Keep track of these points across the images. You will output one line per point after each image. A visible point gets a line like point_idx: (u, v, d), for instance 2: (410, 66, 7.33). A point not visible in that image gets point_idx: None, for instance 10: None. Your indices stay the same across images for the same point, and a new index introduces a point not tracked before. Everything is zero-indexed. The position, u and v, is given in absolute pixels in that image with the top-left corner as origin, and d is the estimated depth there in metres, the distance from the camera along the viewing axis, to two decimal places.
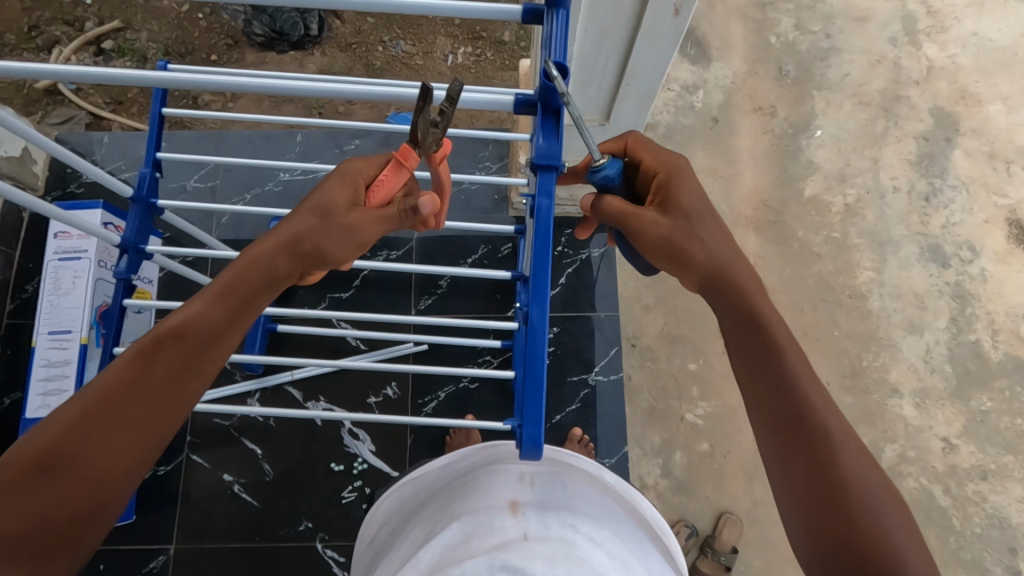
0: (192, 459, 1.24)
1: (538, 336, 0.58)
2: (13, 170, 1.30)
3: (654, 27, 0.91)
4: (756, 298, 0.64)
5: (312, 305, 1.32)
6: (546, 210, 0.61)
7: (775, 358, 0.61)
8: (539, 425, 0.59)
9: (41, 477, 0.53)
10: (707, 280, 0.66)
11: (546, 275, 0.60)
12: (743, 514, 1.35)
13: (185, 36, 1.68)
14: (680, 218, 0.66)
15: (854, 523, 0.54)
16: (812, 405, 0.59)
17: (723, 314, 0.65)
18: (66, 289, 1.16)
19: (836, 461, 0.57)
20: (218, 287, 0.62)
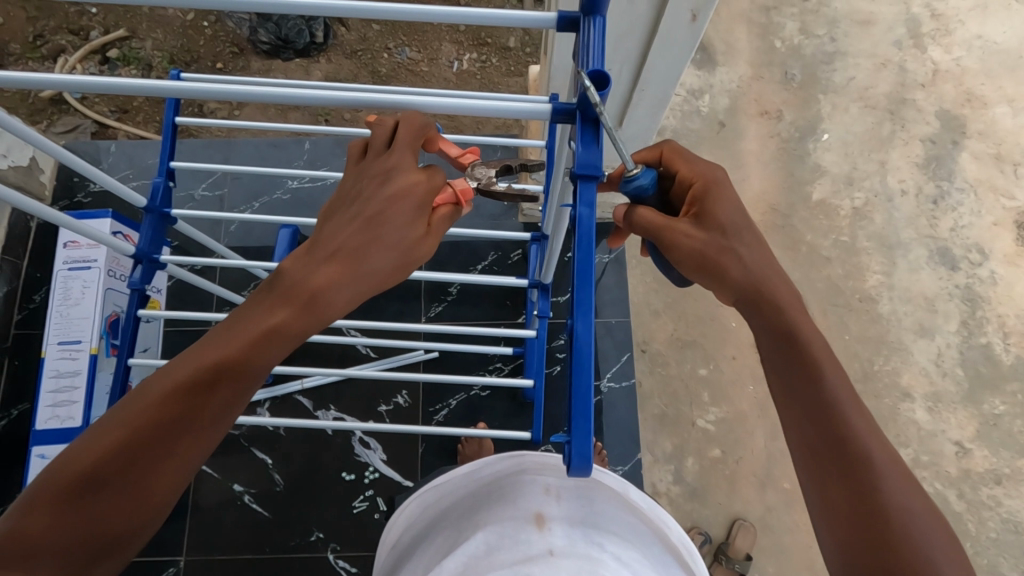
0: (202, 469, 1.23)
1: (582, 348, 0.54)
2: (21, 180, 1.29)
3: (669, 33, 0.90)
4: (795, 317, 0.61)
5: (322, 313, 1.32)
6: (587, 221, 0.56)
7: (815, 377, 0.58)
8: (589, 441, 0.53)
9: (86, 498, 0.51)
10: (742, 296, 0.63)
11: (589, 284, 0.55)
12: (756, 521, 1.33)
13: (190, 44, 1.68)
14: (714, 231, 0.63)
15: (897, 557, 0.51)
16: (854, 429, 0.56)
17: (759, 331, 0.63)
18: (76, 299, 1.15)
19: (880, 490, 0.54)
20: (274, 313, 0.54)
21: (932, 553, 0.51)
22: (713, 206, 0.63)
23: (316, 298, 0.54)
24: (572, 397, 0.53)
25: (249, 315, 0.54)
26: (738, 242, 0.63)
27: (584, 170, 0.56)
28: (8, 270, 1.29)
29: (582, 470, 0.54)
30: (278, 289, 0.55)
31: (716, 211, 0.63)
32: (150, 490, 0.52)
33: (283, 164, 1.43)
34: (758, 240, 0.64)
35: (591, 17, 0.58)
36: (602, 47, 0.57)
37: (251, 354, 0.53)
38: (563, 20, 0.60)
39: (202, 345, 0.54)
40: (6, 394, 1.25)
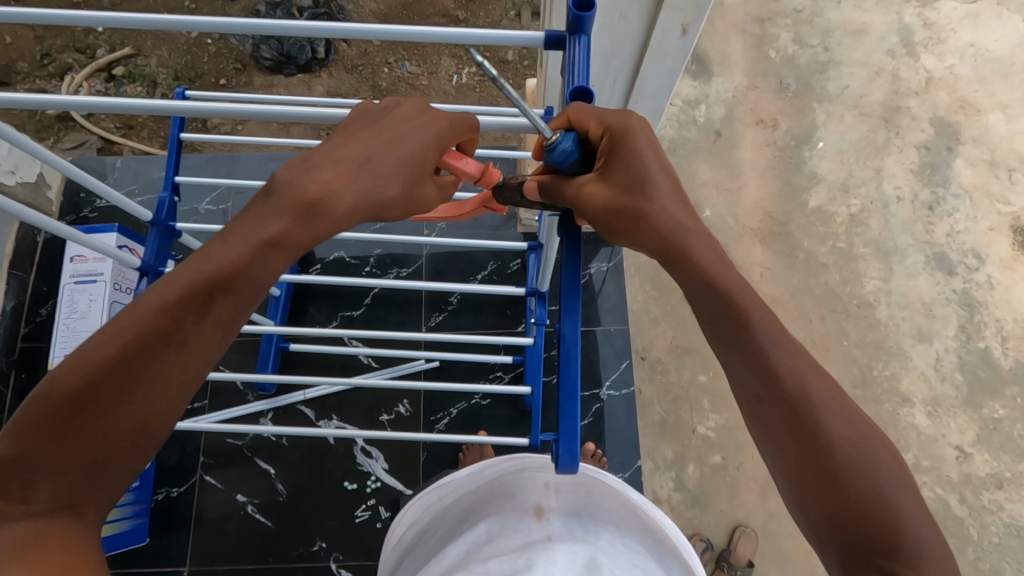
0: (206, 479, 1.24)
1: (570, 349, 0.57)
2: (28, 196, 1.32)
3: (661, 46, 0.93)
4: (714, 260, 0.57)
5: (324, 324, 1.33)
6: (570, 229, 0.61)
7: (750, 338, 0.54)
8: (576, 440, 0.55)
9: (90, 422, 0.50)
10: (659, 246, 0.58)
11: (578, 289, 0.57)
12: (758, 527, 1.34)
13: (194, 61, 1.71)
14: (618, 184, 0.57)
15: (850, 495, 0.49)
16: (786, 372, 0.53)
17: (688, 289, 0.58)
18: (82, 312, 1.17)
19: (822, 425, 0.51)
20: (273, 222, 0.53)
21: (893, 500, 0.49)
22: (614, 159, 0.57)
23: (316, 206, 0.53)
24: (561, 395, 0.55)
25: (238, 228, 0.53)
26: (650, 190, 0.56)
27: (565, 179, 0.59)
28: (16, 285, 1.31)
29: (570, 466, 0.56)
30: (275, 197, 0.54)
31: (617, 164, 0.57)
32: (149, 411, 0.51)
33: None
34: (674, 184, 0.57)
35: (577, 37, 0.60)
36: (587, 66, 0.60)
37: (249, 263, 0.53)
38: (551, 40, 0.62)
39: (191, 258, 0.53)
40: (13, 407, 1.26)
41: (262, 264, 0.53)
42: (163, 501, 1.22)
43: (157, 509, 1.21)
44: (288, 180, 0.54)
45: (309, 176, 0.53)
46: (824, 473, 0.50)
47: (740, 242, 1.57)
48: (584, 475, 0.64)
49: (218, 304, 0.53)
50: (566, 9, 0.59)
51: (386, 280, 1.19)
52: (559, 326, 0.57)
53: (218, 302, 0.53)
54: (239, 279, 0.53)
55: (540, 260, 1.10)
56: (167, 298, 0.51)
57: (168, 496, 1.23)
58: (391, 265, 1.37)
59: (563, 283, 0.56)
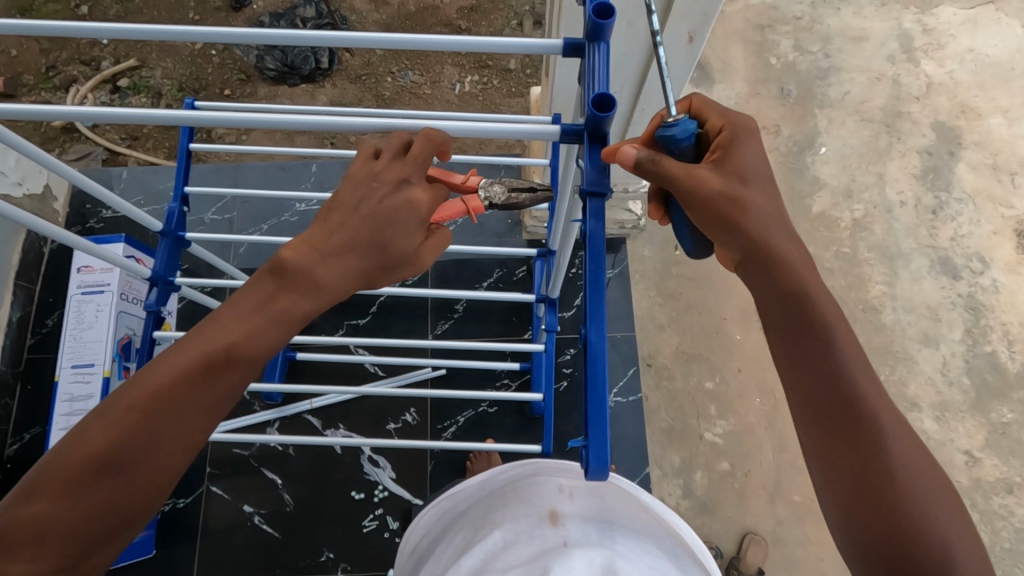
0: (212, 490, 1.23)
1: (596, 356, 0.55)
2: (35, 207, 1.32)
3: (667, 54, 0.93)
4: (805, 276, 0.58)
5: (330, 333, 1.33)
6: (596, 236, 0.58)
7: (831, 353, 0.57)
8: (606, 445, 0.53)
9: (104, 476, 0.50)
10: (749, 253, 0.59)
11: (601, 294, 0.56)
12: (768, 534, 1.33)
13: (198, 72, 1.72)
14: (733, 179, 0.59)
15: (902, 519, 0.52)
16: (864, 397, 0.55)
17: (766, 297, 0.60)
18: (89, 323, 1.17)
19: (888, 451, 0.54)
20: (281, 299, 0.54)
21: (944, 532, 0.52)
22: (731, 154, 0.60)
23: (320, 283, 0.55)
24: (589, 401, 0.54)
25: (247, 300, 0.54)
26: (755, 188, 0.59)
27: (593, 188, 0.58)
28: (22, 296, 1.31)
29: (600, 474, 0.55)
30: (286, 277, 0.54)
31: (734, 160, 0.59)
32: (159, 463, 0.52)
33: (291, 187, 1.45)
34: (773, 190, 0.60)
35: (596, 45, 0.60)
36: (605, 73, 0.60)
37: (257, 336, 0.53)
38: (568, 47, 0.62)
39: (204, 326, 0.53)
40: (19, 419, 1.26)
41: (270, 337, 0.54)
42: (169, 512, 1.21)
43: (164, 520, 1.20)
44: (294, 260, 0.54)
45: (315, 258, 0.55)
46: (881, 495, 0.53)
47: None
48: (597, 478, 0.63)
49: (230, 370, 0.53)
50: (585, 16, 0.58)
51: (392, 289, 1.19)
52: (585, 332, 0.56)
53: (226, 369, 0.53)
54: (248, 353, 0.53)
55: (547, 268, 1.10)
56: (175, 368, 0.52)
57: (175, 507, 1.22)
58: None
59: (587, 290, 0.56)
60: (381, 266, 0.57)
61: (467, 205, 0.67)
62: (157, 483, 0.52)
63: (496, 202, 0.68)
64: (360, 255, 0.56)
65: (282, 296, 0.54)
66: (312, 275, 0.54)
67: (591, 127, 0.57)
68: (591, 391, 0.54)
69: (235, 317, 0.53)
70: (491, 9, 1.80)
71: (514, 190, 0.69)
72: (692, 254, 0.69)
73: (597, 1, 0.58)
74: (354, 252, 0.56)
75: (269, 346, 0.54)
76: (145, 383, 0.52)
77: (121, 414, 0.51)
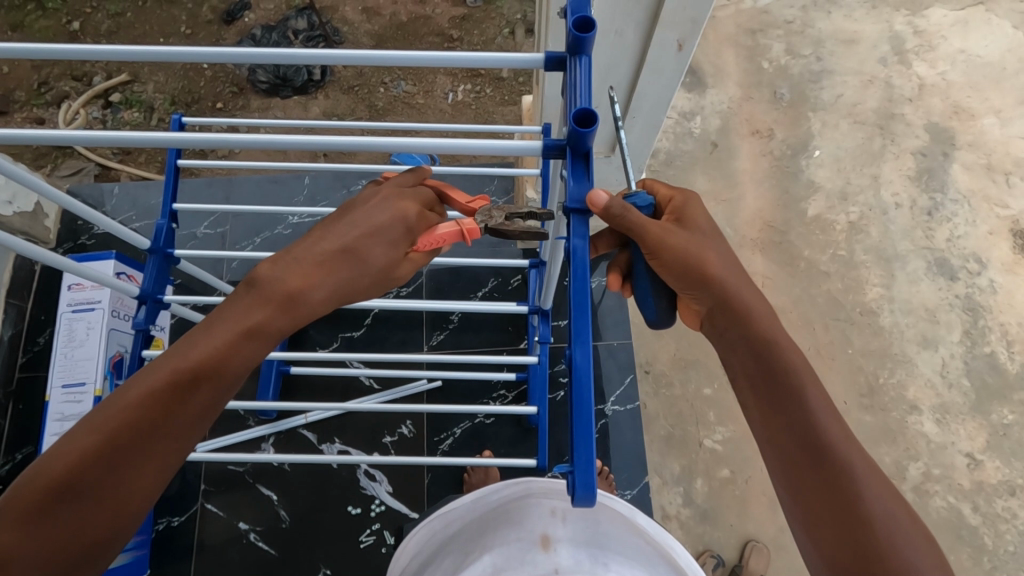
0: (207, 507, 1.22)
1: (582, 376, 0.54)
2: (26, 225, 1.31)
3: (657, 62, 0.93)
4: (772, 329, 0.66)
5: (324, 346, 1.32)
6: (581, 252, 0.57)
7: (800, 402, 0.63)
8: (592, 470, 0.52)
9: (69, 500, 0.50)
10: (721, 308, 0.67)
11: (586, 312, 0.55)
12: (770, 542, 1.31)
13: (190, 86, 1.72)
14: (694, 233, 0.68)
15: (882, 560, 0.56)
16: (834, 442, 0.61)
17: (741, 350, 0.67)
18: (80, 341, 1.16)
19: (862, 495, 0.59)
20: (255, 313, 0.53)
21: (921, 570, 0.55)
22: (689, 213, 0.70)
23: (296, 297, 0.53)
24: (574, 426, 0.53)
25: (221, 314, 0.53)
26: (711, 246, 0.68)
27: (577, 204, 0.57)
28: (13, 314, 1.30)
29: (587, 500, 0.53)
30: (261, 289, 0.53)
31: (692, 219, 0.69)
32: (129, 487, 0.52)
33: (284, 200, 1.45)
34: (727, 246, 0.69)
35: (578, 58, 0.58)
36: (588, 86, 0.58)
37: (230, 354, 0.52)
38: (551, 61, 0.61)
39: (178, 344, 0.52)
40: (10, 439, 1.24)
41: (244, 354, 0.53)
42: (164, 531, 1.20)
43: (158, 540, 1.19)
44: (270, 273, 0.54)
45: (290, 270, 0.54)
46: (859, 537, 0.58)
47: (740, 252, 1.57)
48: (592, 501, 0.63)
49: (203, 390, 0.52)
50: (566, 30, 0.58)
51: (385, 301, 1.18)
52: (570, 351, 0.55)
53: (198, 389, 0.52)
54: (219, 370, 0.52)
55: (541, 278, 1.10)
56: (142, 389, 0.51)
57: (169, 525, 1.20)
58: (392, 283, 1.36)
59: (572, 307, 0.55)
60: (361, 279, 0.56)
61: (461, 225, 0.61)
62: (124, 508, 0.51)
63: (489, 225, 0.66)
64: (338, 269, 0.55)
65: (256, 310, 0.53)
66: (287, 288, 0.53)
67: (573, 144, 0.55)
68: (577, 414, 0.53)
69: (206, 333, 0.52)
70: (483, 18, 1.80)
71: (511, 217, 0.67)
72: (655, 321, 0.74)
73: (578, 15, 0.57)
74: (331, 265, 0.55)
75: (243, 363, 0.53)
76: (113, 403, 0.51)
77: (85, 437, 0.50)
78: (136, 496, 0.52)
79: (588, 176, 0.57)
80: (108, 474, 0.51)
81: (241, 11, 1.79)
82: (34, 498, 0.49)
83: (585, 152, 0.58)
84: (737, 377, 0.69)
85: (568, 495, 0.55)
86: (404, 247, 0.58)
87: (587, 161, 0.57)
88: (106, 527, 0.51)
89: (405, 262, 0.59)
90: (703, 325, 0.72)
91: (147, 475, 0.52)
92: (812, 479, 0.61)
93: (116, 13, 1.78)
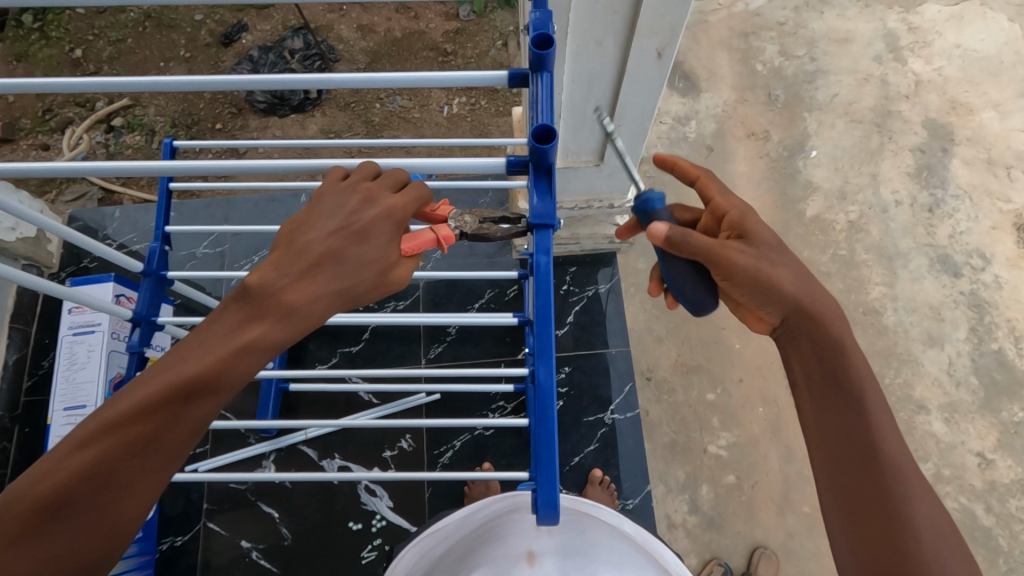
0: (210, 526, 1.22)
1: (546, 393, 0.57)
2: (29, 250, 1.33)
3: (638, 73, 0.93)
4: (844, 337, 0.66)
5: (324, 361, 1.33)
6: (544, 270, 0.59)
7: (862, 412, 0.63)
8: (556, 487, 0.56)
9: (63, 517, 0.50)
10: (791, 313, 0.67)
11: (549, 331, 0.58)
12: (778, 548, 1.29)
13: (191, 108, 1.75)
14: (760, 250, 0.67)
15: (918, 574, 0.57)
16: (885, 453, 0.61)
17: (810, 356, 0.67)
18: (81, 364, 1.17)
19: (904, 509, 0.59)
20: (250, 328, 0.52)
21: None
22: (754, 226, 0.69)
23: (290, 306, 0.52)
24: (537, 444, 0.55)
25: (213, 328, 0.52)
26: (782, 260, 0.67)
27: (541, 219, 0.59)
28: (18, 339, 1.32)
29: (549, 517, 0.57)
30: (253, 301, 0.52)
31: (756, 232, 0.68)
32: (127, 501, 0.52)
33: (282, 218, 1.46)
34: (797, 259, 0.68)
35: (539, 74, 0.59)
36: (551, 101, 0.59)
37: (224, 369, 0.51)
38: (515, 78, 0.62)
39: (168, 357, 0.52)
40: (17, 463, 1.26)
41: (240, 368, 0.52)
42: (168, 551, 1.20)
43: (163, 559, 1.20)
44: (257, 285, 0.52)
45: (285, 280, 0.52)
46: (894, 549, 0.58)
47: None
48: (579, 514, 0.66)
49: (198, 403, 0.51)
50: (526, 48, 0.58)
51: (382, 316, 1.18)
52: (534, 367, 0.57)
53: (194, 403, 0.51)
54: (212, 386, 0.51)
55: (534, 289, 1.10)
56: (133, 401, 0.50)
57: (173, 545, 1.21)
58: (389, 297, 1.37)
59: (534, 329, 0.58)
60: (354, 284, 0.54)
61: (437, 233, 0.59)
62: (119, 522, 0.52)
63: (467, 231, 0.63)
64: (326, 274, 0.53)
65: (250, 325, 0.52)
66: (284, 299, 0.52)
67: (534, 160, 0.56)
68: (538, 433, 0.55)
69: (199, 348, 0.52)
70: (476, 31, 1.82)
71: (486, 221, 0.65)
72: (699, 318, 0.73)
73: (537, 33, 0.57)
74: (317, 271, 0.53)
75: (238, 377, 0.52)
76: (100, 419, 0.50)
77: (76, 454, 0.50)
78: (130, 511, 0.52)
79: (551, 192, 0.59)
80: (101, 491, 0.51)
81: (239, 33, 1.83)
82: (24, 518, 0.49)
83: (548, 167, 0.59)
84: (798, 381, 0.69)
85: (534, 511, 0.58)
86: (395, 250, 0.56)
87: (550, 177, 0.59)
88: (100, 546, 0.51)
89: (399, 267, 0.58)
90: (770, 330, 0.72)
91: (142, 489, 0.52)
92: (857, 482, 0.62)
93: (116, 40, 1.82)
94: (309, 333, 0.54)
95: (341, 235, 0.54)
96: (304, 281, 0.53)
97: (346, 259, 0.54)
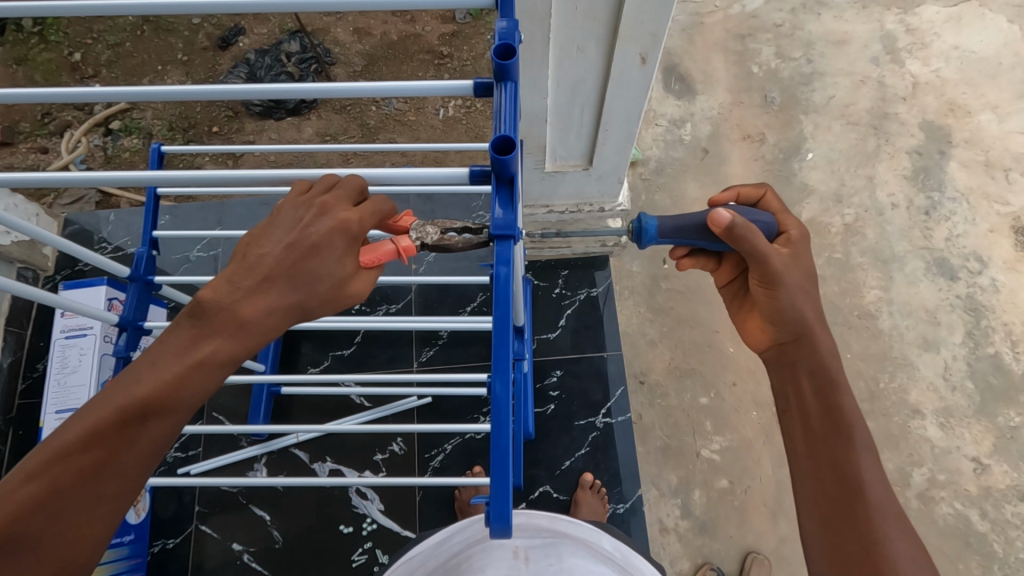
0: (202, 529, 1.22)
1: (502, 406, 0.54)
2: (24, 254, 1.34)
3: (622, 78, 0.93)
4: (832, 368, 0.78)
5: (316, 364, 1.33)
6: (505, 280, 0.56)
7: (843, 434, 0.73)
8: (509, 503, 0.53)
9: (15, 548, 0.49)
10: (796, 337, 0.79)
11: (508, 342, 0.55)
12: (771, 553, 1.29)
13: (187, 111, 1.76)
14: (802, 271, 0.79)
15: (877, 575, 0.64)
16: (861, 470, 0.71)
17: (805, 381, 0.79)
18: (72, 367, 1.18)
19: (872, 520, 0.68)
20: (203, 345, 0.52)
21: None
22: (802, 250, 0.80)
23: (243, 322, 0.53)
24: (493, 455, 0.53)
25: (165, 348, 0.53)
26: (809, 287, 0.79)
27: (502, 229, 0.57)
28: (13, 341, 1.33)
29: (504, 529, 0.55)
30: (205, 319, 0.53)
31: (802, 256, 0.80)
32: (84, 526, 0.52)
33: None
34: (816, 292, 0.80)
35: (504, 84, 0.60)
36: (514, 111, 0.59)
37: (178, 388, 0.52)
38: (481, 87, 0.66)
39: (118, 381, 0.52)
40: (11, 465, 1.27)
41: (194, 387, 0.52)
42: (159, 553, 1.21)
43: (154, 562, 1.20)
44: (208, 304, 0.52)
45: (236, 297, 0.53)
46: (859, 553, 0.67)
47: None
48: (555, 533, 0.66)
49: (154, 423, 0.52)
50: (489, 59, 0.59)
51: (372, 320, 1.18)
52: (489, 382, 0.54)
53: (150, 424, 0.52)
54: (167, 406, 0.52)
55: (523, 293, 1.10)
56: (86, 426, 0.50)
57: (165, 548, 1.21)
58: (380, 301, 1.38)
59: (494, 337, 0.55)
60: (308, 298, 0.55)
61: (397, 244, 0.60)
62: (75, 548, 0.51)
63: (428, 241, 0.62)
64: (279, 290, 0.54)
65: (203, 343, 0.52)
66: (235, 317, 0.52)
67: (495, 170, 0.56)
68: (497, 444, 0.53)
69: (151, 369, 0.52)
70: (472, 34, 1.82)
71: (448, 231, 0.64)
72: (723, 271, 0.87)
73: (500, 43, 0.58)
74: (271, 287, 0.53)
75: (193, 396, 0.53)
76: (51, 447, 0.50)
77: (24, 485, 0.49)
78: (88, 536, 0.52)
79: (514, 202, 0.58)
80: (56, 518, 0.50)
81: (236, 37, 1.83)
82: None
83: (510, 178, 0.58)
84: (791, 408, 0.80)
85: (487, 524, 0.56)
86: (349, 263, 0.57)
87: (512, 188, 0.58)
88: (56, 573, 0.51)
89: (355, 280, 0.58)
90: (776, 355, 0.83)
91: (100, 513, 0.52)
92: (838, 511, 0.70)
93: (115, 44, 1.83)
94: (262, 347, 0.55)
95: (293, 250, 0.54)
96: (257, 297, 0.53)
97: (300, 274, 0.54)
